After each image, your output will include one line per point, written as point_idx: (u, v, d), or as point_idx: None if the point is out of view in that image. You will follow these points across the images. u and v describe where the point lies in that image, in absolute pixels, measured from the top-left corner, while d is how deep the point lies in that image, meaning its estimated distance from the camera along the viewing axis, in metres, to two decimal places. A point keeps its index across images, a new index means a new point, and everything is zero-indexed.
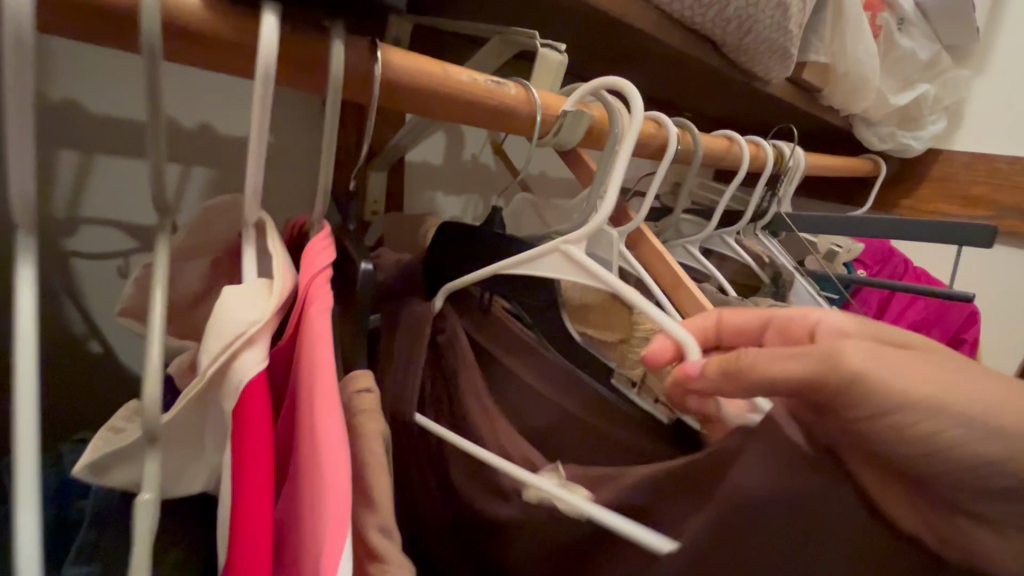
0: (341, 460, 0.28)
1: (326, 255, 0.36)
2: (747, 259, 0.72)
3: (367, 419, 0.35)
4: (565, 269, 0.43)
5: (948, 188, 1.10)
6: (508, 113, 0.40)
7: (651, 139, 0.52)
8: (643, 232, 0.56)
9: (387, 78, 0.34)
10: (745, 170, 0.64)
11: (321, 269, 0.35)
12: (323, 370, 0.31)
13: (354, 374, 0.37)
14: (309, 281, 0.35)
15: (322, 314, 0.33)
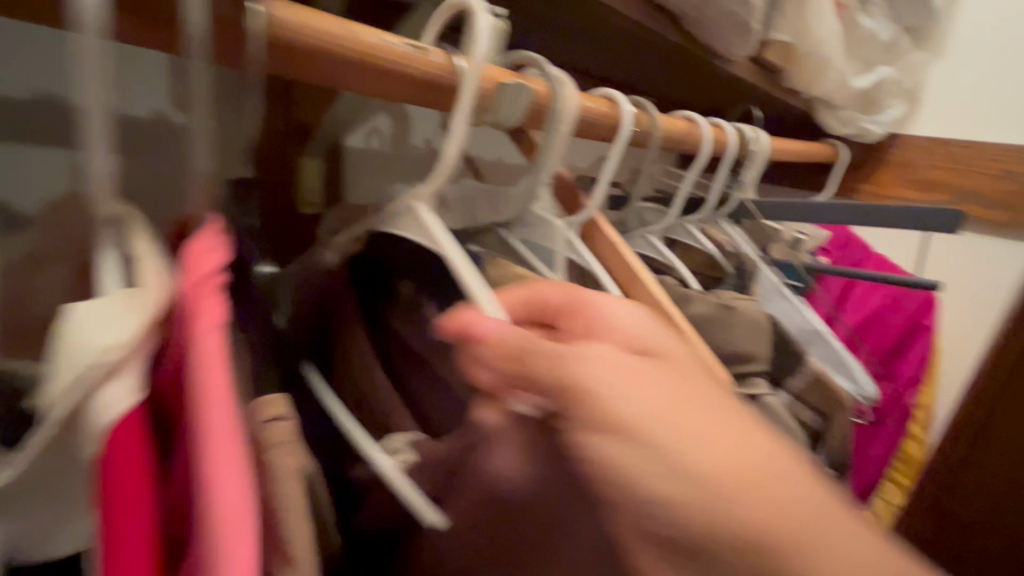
0: (243, 545, 0.20)
1: (215, 256, 0.26)
2: (710, 249, 0.68)
3: (278, 455, 0.27)
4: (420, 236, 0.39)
5: (907, 172, 1.09)
6: (435, 81, 0.34)
7: (604, 121, 0.47)
8: (597, 220, 0.51)
9: (275, 38, 0.28)
10: (707, 154, 0.59)
11: (208, 272, 0.26)
12: (212, 415, 0.22)
13: (262, 399, 0.28)
14: (192, 289, 0.25)
15: (210, 334, 0.24)
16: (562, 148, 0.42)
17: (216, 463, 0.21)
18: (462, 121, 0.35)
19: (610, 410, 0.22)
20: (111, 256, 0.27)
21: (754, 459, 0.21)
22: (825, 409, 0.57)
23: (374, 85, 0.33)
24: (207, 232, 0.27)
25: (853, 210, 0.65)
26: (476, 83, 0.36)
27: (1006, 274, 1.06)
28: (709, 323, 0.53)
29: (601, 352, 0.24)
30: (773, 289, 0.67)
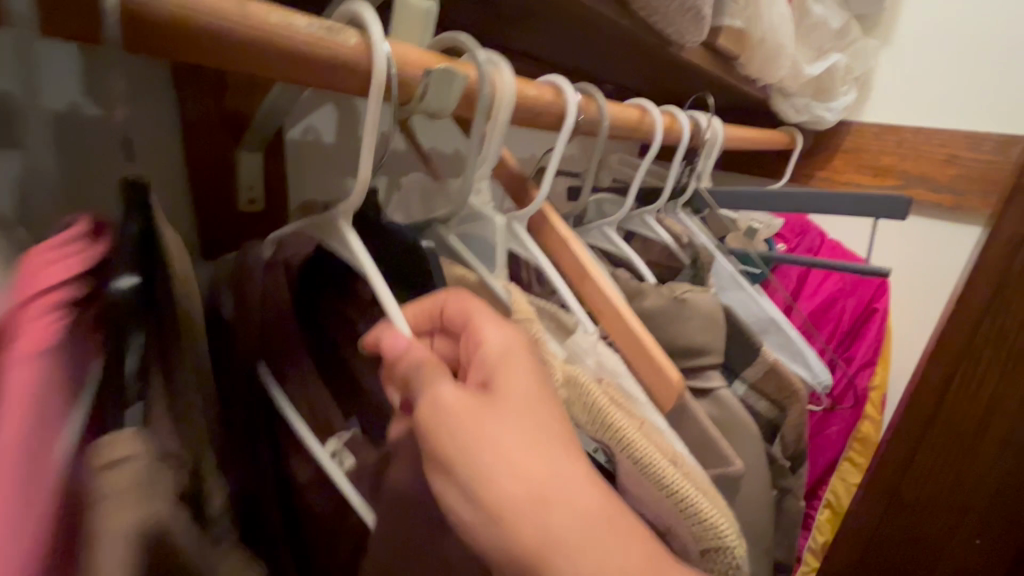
0: None
1: (55, 267, 0.24)
2: (668, 240, 0.67)
3: (102, 512, 0.20)
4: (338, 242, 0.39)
5: (860, 158, 1.11)
6: (352, 70, 0.32)
7: (548, 109, 0.44)
8: (546, 213, 0.49)
9: (134, 6, 0.24)
10: (659, 142, 0.58)
11: (44, 289, 0.23)
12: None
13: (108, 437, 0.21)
14: (16, 312, 0.22)
15: (21, 367, 0.20)
16: (501, 135, 0.40)
17: None
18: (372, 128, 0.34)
19: (466, 454, 0.26)
20: None
21: (583, 497, 0.25)
22: (779, 399, 0.57)
23: (281, 65, 0.29)
24: (47, 244, 0.25)
25: (805, 198, 0.64)
26: (400, 68, 0.34)
27: (954, 256, 1.08)
28: (663, 317, 0.52)
29: (454, 395, 0.28)
30: (729, 279, 0.66)
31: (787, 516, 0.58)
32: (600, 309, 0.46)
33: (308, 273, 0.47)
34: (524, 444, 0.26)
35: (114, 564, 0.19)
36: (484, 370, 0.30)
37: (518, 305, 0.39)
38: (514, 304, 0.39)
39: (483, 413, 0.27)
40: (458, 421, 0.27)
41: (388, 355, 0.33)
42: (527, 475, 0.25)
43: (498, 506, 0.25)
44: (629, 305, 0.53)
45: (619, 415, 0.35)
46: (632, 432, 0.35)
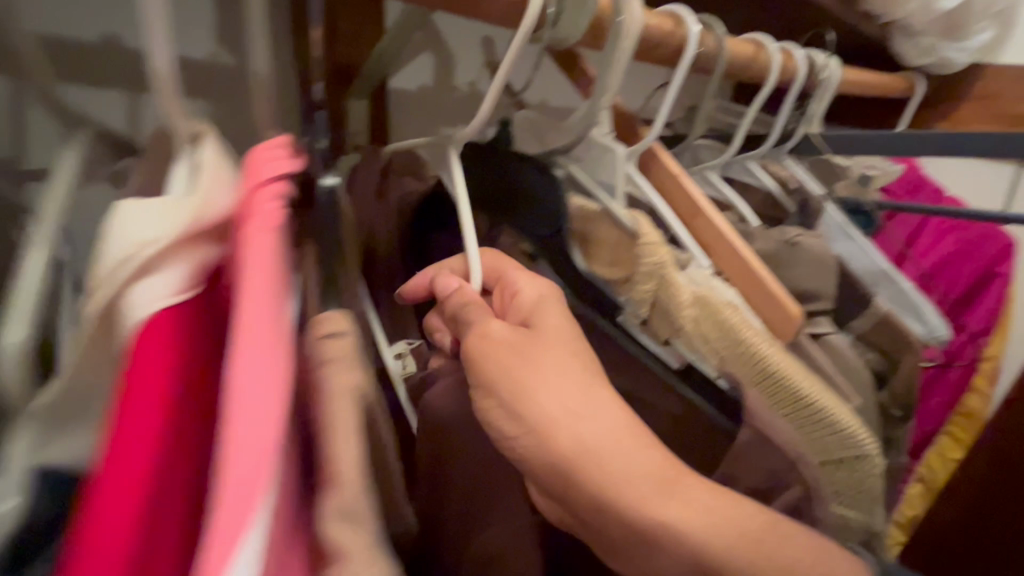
0: (254, 439, 0.18)
1: (275, 163, 0.26)
2: (770, 186, 0.65)
3: (333, 370, 0.23)
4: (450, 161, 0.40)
5: (990, 106, 1.00)
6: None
7: (668, 39, 0.43)
8: (657, 150, 0.49)
9: None
10: (775, 79, 0.55)
11: (275, 174, 0.25)
12: (253, 289, 0.21)
13: (317, 317, 0.24)
14: (248, 195, 0.25)
15: (259, 236, 0.23)
16: (625, 66, 0.38)
17: (245, 346, 0.20)
18: (500, 83, 0.35)
19: (518, 387, 0.27)
20: (181, 164, 0.28)
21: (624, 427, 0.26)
22: (891, 351, 0.55)
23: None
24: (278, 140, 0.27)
25: (933, 140, 0.59)
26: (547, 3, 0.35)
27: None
28: (773, 261, 0.52)
29: (504, 334, 0.29)
30: (838, 229, 0.63)
31: (896, 470, 0.56)
32: (710, 245, 0.46)
33: (426, 219, 0.48)
34: (560, 382, 0.27)
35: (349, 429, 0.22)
36: (529, 317, 0.31)
37: (645, 230, 0.39)
38: (641, 231, 0.39)
39: (528, 353, 0.28)
40: (502, 359, 0.28)
41: (440, 291, 0.34)
42: (576, 398, 0.27)
43: (542, 424, 0.26)
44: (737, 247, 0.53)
45: (754, 335, 0.36)
46: (767, 350, 0.35)
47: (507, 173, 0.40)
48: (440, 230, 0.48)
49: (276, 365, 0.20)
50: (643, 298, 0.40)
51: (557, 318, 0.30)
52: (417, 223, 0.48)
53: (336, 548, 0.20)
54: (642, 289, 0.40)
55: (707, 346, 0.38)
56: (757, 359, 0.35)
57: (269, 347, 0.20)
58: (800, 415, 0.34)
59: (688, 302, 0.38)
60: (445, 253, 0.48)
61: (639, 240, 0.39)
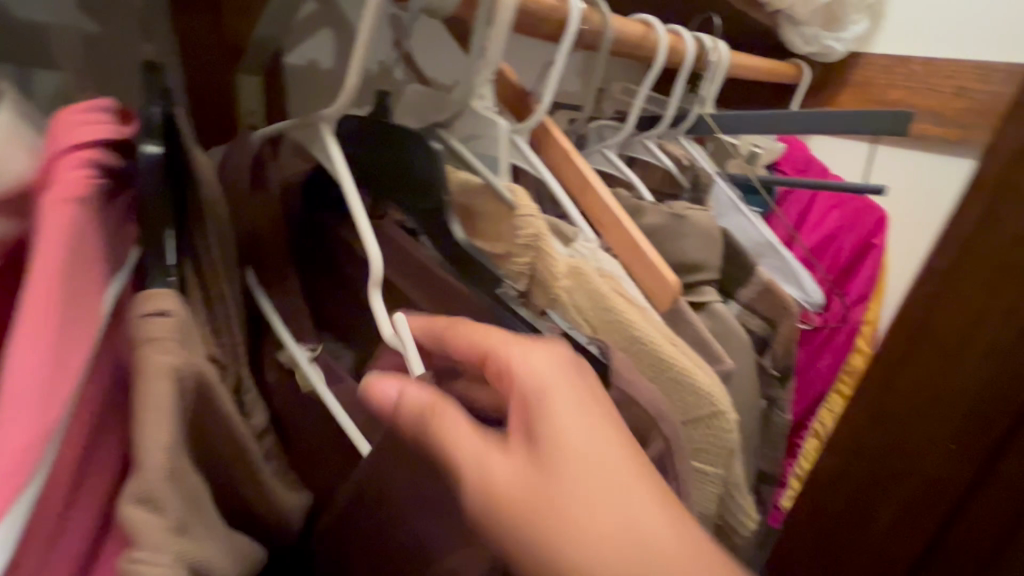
0: (25, 409, 0.19)
1: (90, 129, 0.26)
2: (669, 165, 0.68)
3: (152, 351, 0.24)
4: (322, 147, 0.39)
5: (867, 91, 1.08)
6: None
7: (549, 14, 0.44)
8: (548, 125, 0.50)
9: None
10: (661, 59, 0.57)
11: (81, 142, 0.25)
12: (41, 267, 0.21)
13: (143, 294, 0.25)
14: (54, 161, 0.25)
15: (57, 209, 0.23)
16: (499, 41, 0.38)
17: (22, 326, 0.20)
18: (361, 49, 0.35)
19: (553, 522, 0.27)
20: None
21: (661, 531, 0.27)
22: (771, 316, 0.60)
23: None
24: (84, 105, 0.27)
25: (804, 119, 0.63)
26: None
27: (943, 184, 1.03)
28: (662, 234, 0.55)
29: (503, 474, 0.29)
30: (728, 204, 0.67)
31: (775, 423, 0.62)
32: (600, 220, 0.47)
33: (312, 199, 0.47)
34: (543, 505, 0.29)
35: (160, 412, 0.22)
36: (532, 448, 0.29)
37: (521, 201, 0.39)
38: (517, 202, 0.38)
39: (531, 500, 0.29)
40: (511, 495, 0.28)
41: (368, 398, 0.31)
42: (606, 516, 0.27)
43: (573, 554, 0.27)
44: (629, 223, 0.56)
45: (619, 301, 0.38)
46: (632, 316, 0.38)
47: (383, 151, 0.40)
48: (331, 216, 0.47)
49: (69, 345, 0.21)
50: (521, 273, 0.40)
51: (568, 402, 0.29)
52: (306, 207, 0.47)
53: (132, 532, 0.20)
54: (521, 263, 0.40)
55: (580, 312, 0.39)
56: (638, 318, 0.38)
57: (62, 328, 0.21)
58: (661, 374, 0.38)
59: (562, 274, 0.38)
60: (332, 235, 0.47)
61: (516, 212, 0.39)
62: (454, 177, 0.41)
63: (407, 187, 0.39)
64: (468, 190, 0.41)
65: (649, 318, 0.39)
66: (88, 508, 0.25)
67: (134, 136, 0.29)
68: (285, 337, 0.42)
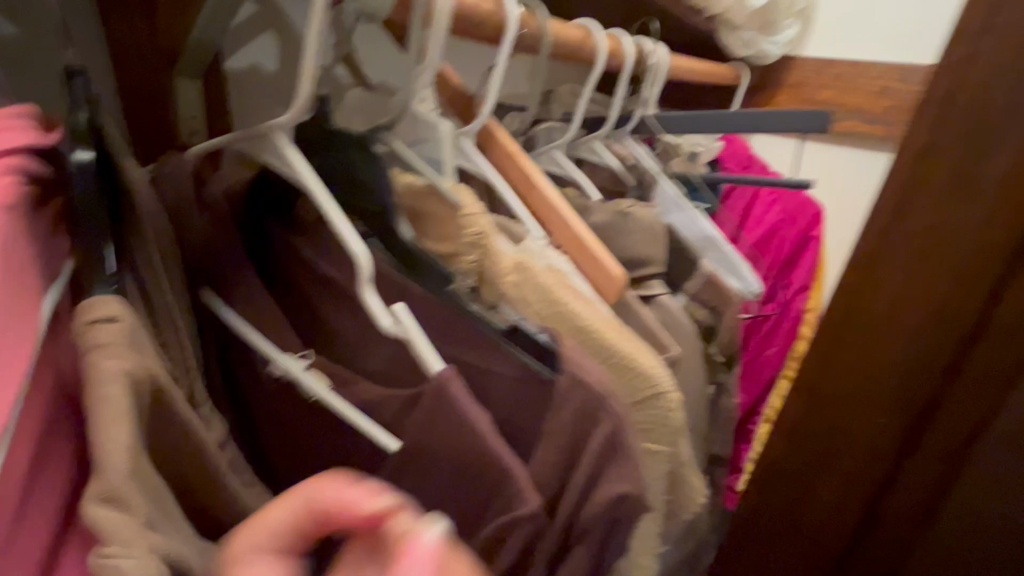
0: None
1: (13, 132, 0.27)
2: (614, 163, 0.71)
3: (102, 355, 0.24)
4: (274, 157, 0.37)
5: (800, 93, 1.14)
6: None
7: (488, 18, 0.45)
8: (492, 128, 0.51)
9: None
10: (602, 62, 0.59)
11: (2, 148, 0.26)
12: None
13: (89, 300, 0.26)
14: None
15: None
16: (439, 43, 0.39)
17: None
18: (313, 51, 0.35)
19: None
20: None
21: None
22: (716, 307, 0.63)
23: None
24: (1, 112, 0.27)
25: (737, 119, 0.67)
26: None
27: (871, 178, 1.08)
28: (609, 231, 0.56)
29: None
30: (672, 202, 0.70)
31: (724, 410, 0.64)
32: (546, 219, 0.48)
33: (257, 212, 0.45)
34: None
35: (106, 413, 0.23)
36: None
37: (466, 202, 0.39)
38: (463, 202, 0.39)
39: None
40: None
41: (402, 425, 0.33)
42: None
43: None
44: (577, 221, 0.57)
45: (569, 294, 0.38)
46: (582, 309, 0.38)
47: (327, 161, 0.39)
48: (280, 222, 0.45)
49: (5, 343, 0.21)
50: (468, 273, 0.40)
51: None
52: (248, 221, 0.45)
53: (100, 531, 0.21)
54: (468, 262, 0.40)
55: (529, 310, 0.38)
56: (591, 308, 0.38)
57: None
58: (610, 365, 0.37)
59: (510, 270, 0.38)
60: (278, 250, 0.45)
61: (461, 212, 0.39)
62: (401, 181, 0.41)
63: (354, 192, 0.39)
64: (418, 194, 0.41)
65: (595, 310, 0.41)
66: (52, 505, 0.25)
67: (59, 143, 0.29)
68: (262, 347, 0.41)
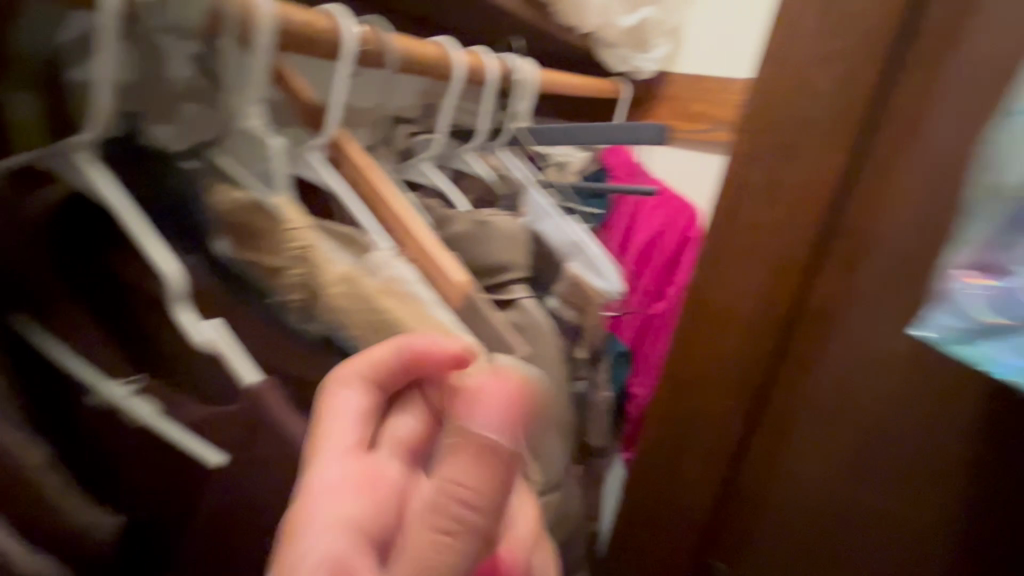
0: None
1: None
2: (483, 174, 0.74)
3: None
4: (81, 175, 0.37)
5: (675, 106, 1.24)
6: None
7: (320, 35, 0.47)
8: (343, 141, 0.52)
9: None
10: (458, 78, 0.61)
11: None
12: None
13: None
14: None
15: None
16: (262, 59, 0.41)
17: None
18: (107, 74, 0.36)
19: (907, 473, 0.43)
20: None
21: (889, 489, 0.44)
22: (581, 306, 0.67)
23: None
24: None
25: (592, 131, 0.71)
26: None
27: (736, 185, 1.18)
28: (470, 239, 0.59)
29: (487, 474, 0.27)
30: (540, 210, 0.73)
31: (592, 402, 0.69)
32: (396, 228, 0.50)
33: (81, 239, 0.42)
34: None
35: None
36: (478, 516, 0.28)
37: (288, 215, 0.41)
38: (286, 216, 0.41)
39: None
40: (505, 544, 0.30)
41: (262, 414, 0.35)
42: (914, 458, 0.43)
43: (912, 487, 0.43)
44: (440, 230, 0.59)
45: (387, 301, 0.41)
46: (399, 313, 0.41)
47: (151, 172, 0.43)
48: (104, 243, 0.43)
49: None
50: (295, 288, 0.40)
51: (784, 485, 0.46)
52: (82, 244, 0.42)
53: None
54: (292, 275, 0.40)
55: (350, 318, 0.41)
56: (409, 309, 0.42)
57: None
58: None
59: (335, 281, 0.40)
60: (111, 275, 0.42)
61: (283, 225, 0.41)
62: (227, 197, 0.42)
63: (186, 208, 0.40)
64: (235, 208, 0.41)
65: (429, 315, 0.43)
66: None
67: None
68: (95, 369, 0.40)
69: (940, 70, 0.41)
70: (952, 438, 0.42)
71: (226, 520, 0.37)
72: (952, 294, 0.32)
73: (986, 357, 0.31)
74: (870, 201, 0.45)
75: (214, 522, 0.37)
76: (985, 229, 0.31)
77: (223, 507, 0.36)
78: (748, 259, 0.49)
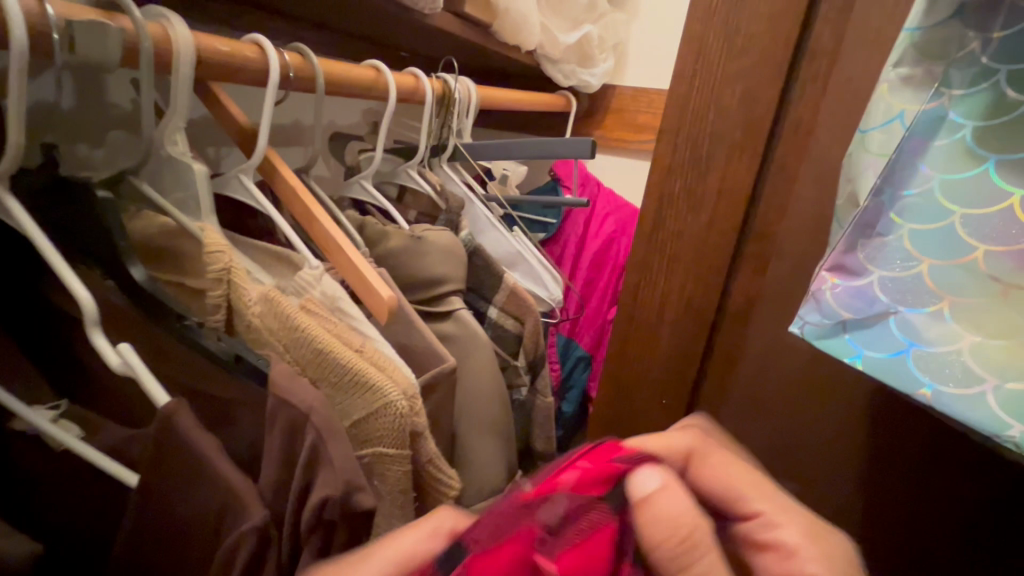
0: None
1: None
2: (427, 190, 0.73)
3: None
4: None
5: (622, 118, 1.28)
6: None
7: (246, 64, 0.48)
8: (273, 162, 0.54)
9: None
10: (392, 99, 0.63)
11: None
12: None
13: None
14: None
15: None
16: (184, 90, 0.43)
17: None
18: (20, 105, 0.36)
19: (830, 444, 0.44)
20: None
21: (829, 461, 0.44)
22: (520, 315, 0.69)
23: None
24: None
25: (528, 147, 0.74)
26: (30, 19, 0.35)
27: None
28: (406, 254, 0.61)
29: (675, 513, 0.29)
30: (483, 222, 0.76)
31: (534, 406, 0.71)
32: (324, 247, 0.51)
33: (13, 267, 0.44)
34: (810, 545, 0.33)
35: None
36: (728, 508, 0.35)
37: (208, 238, 0.43)
38: (205, 239, 0.43)
39: (821, 535, 0.33)
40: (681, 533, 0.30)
41: (177, 436, 0.35)
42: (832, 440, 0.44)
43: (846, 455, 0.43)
44: (376, 246, 0.61)
45: (304, 318, 0.43)
46: (318, 331, 0.43)
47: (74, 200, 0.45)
48: (34, 273, 0.44)
49: None
50: (218, 307, 0.44)
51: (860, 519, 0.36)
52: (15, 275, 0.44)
53: None
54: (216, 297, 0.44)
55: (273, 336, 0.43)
56: (332, 326, 0.45)
57: None
58: (344, 379, 0.43)
59: (252, 300, 0.43)
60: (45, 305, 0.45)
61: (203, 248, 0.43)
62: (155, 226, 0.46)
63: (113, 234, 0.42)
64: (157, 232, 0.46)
65: (352, 331, 0.45)
66: None
67: None
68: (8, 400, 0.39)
69: (828, 82, 0.43)
70: (866, 431, 0.43)
71: (146, 537, 0.37)
72: (817, 292, 0.34)
73: (846, 348, 0.32)
74: (783, 187, 0.46)
75: (136, 539, 0.37)
76: (844, 234, 0.34)
77: (144, 524, 0.37)
78: (661, 263, 0.51)
